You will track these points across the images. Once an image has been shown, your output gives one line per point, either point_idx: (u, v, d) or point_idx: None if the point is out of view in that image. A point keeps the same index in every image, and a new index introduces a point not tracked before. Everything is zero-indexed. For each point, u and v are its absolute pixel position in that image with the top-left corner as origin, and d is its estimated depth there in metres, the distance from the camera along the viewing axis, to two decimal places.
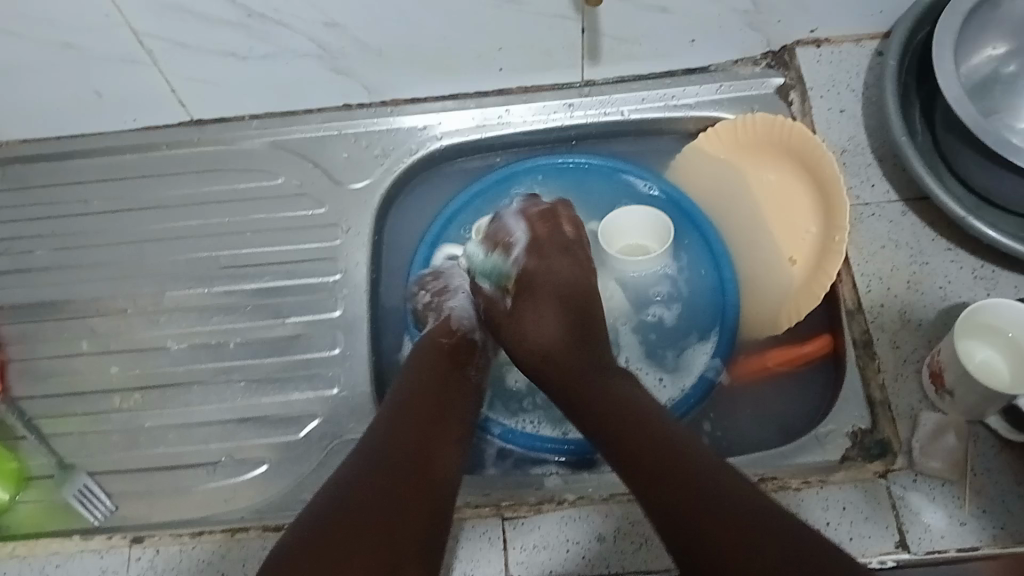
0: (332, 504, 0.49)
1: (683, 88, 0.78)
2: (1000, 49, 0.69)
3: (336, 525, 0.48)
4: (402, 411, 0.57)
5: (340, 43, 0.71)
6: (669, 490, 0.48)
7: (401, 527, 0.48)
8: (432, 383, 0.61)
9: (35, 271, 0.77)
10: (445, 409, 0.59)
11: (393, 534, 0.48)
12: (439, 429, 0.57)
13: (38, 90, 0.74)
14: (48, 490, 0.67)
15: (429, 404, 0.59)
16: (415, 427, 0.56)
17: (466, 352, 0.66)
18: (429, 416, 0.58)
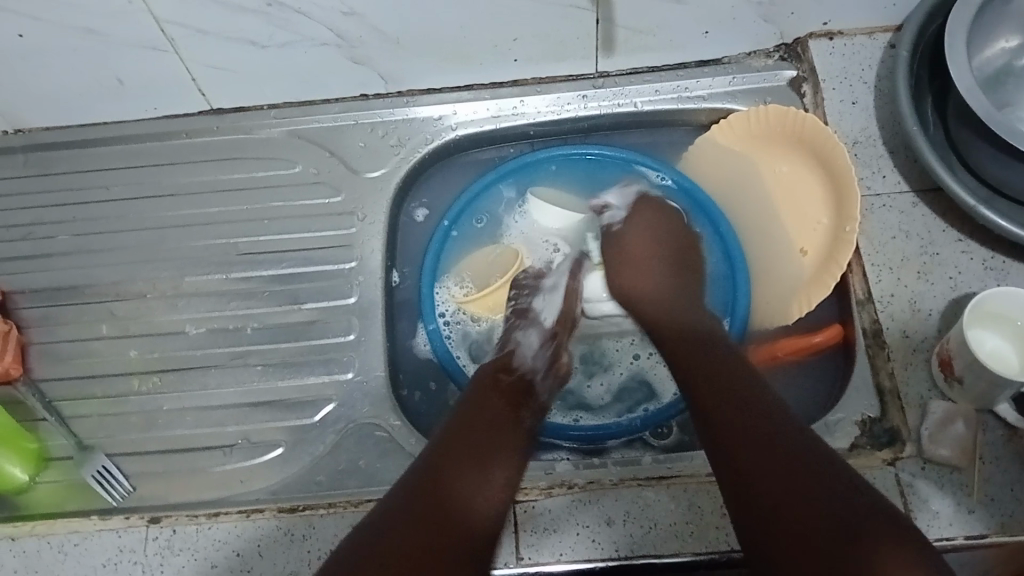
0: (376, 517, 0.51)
1: (696, 79, 0.78)
2: (1013, 42, 0.69)
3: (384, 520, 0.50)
4: (442, 438, 0.57)
5: (357, 32, 0.72)
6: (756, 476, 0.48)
7: (448, 540, 0.49)
8: (489, 398, 0.61)
9: (56, 256, 0.78)
10: (508, 423, 0.60)
11: (438, 526, 0.50)
12: (500, 443, 0.58)
13: (61, 74, 0.75)
14: (67, 470, 0.68)
15: (473, 435, 0.57)
16: (474, 439, 0.57)
17: (518, 391, 0.64)
18: (485, 428, 0.58)
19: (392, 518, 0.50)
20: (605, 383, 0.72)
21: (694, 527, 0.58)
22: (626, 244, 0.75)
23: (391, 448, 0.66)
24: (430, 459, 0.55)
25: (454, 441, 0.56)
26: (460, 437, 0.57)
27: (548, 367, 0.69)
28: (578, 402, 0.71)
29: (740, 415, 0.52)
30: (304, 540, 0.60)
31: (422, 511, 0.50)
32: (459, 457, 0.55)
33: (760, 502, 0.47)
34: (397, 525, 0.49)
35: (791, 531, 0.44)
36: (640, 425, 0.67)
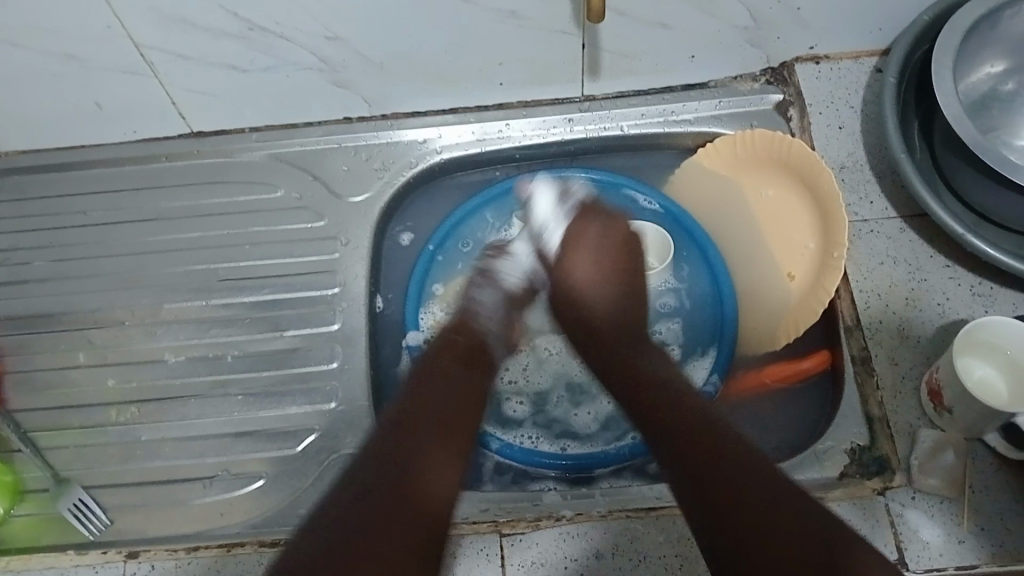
0: (344, 507, 0.51)
1: (682, 103, 0.78)
2: (997, 67, 0.69)
3: (349, 511, 0.51)
4: (400, 420, 0.56)
5: (340, 57, 0.71)
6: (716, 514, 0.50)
7: (416, 535, 0.51)
8: (445, 375, 0.60)
9: (32, 283, 0.76)
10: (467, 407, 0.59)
11: (409, 528, 0.51)
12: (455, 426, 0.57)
13: (36, 96, 0.73)
14: (43, 503, 0.67)
15: (433, 417, 0.57)
16: (431, 427, 0.56)
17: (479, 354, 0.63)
18: (440, 404, 0.57)
19: (356, 513, 0.50)
20: (592, 412, 0.71)
21: (684, 560, 0.57)
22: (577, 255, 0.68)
23: None
24: (380, 443, 0.54)
25: (403, 426, 0.56)
26: (410, 419, 0.56)
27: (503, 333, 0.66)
28: (565, 431, 0.70)
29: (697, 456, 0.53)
30: None
31: (400, 518, 0.51)
32: (415, 435, 0.55)
33: (736, 534, 0.48)
34: (363, 521, 0.50)
35: (756, 554, 0.47)
36: (628, 454, 0.66)
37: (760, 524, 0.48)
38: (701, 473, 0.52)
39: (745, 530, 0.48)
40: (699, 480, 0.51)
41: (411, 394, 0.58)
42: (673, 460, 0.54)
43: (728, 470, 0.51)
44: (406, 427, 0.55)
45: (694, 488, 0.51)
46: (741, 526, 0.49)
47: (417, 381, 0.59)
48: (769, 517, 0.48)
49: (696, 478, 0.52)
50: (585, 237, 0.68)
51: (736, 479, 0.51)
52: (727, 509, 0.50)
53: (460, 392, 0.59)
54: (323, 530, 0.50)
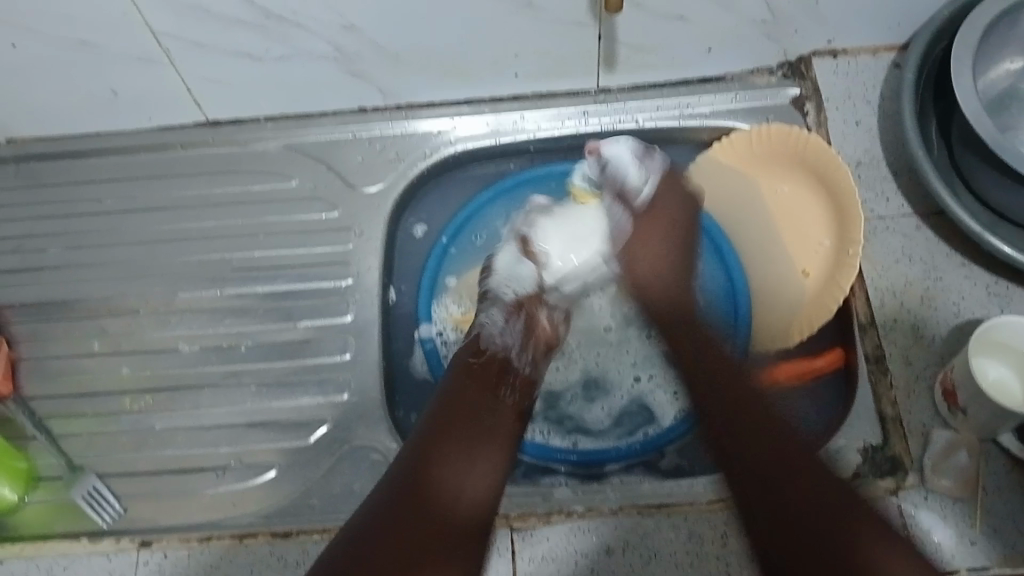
0: (377, 512, 0.52)
1: (698, 96, 0.78)
2: (1018, 64, 0.69)
3: (382, 516, 0.51)
4: (435, 428, 0.57)
5: (355, 47, 0.71)
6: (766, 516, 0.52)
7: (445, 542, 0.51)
8: (473, 385, 0.61)
9: (47, 270, 0.77)
10: (487, 406, 0.60)
11: (432, 532, 0.51)
12: (473, 425, 0.58)
13: (52, 84, 0.73)
14: (57, 490, 0.67)
15: (464, 428, 0.57)
16: (463, 439, 0.57)
17: (496, 372, 0.63)
18: (470, 417, 0.58)
19: (387, 518, 0.51)
20: (606, 407, 0.71)
21: (694, 557, 0.57)
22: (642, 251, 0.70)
23: None
24: (414, 452, 0.55)
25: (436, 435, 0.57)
26: (443, 429, 0.57)
27: (523, 341, 0.66)
28: (577, 426, 0.70)
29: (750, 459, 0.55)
30: (298, 567, 0.60)
31: (413, 523, 0.51)
32: (449, 446, 0.56)
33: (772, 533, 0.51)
34: (389, 524, 0.51)
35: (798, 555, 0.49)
36: (640, 449, 0.66)
37: (799, 522, 0.50)
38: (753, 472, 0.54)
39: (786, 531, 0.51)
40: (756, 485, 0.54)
41: (446, 404, 0.59)
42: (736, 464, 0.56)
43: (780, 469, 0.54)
44: (440, 437, 0.56)
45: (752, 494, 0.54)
46: (785, 523, 0.51)
47: (449, 392, 0.60)
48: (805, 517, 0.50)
49: (754, 478, 0.54)
50: (650, 237, 0.70)
51: (788, 473, 0.53)
52: (773, 511, 0.52)
53: (490, 409, 0.60)
54: (352, 532, 0.51)
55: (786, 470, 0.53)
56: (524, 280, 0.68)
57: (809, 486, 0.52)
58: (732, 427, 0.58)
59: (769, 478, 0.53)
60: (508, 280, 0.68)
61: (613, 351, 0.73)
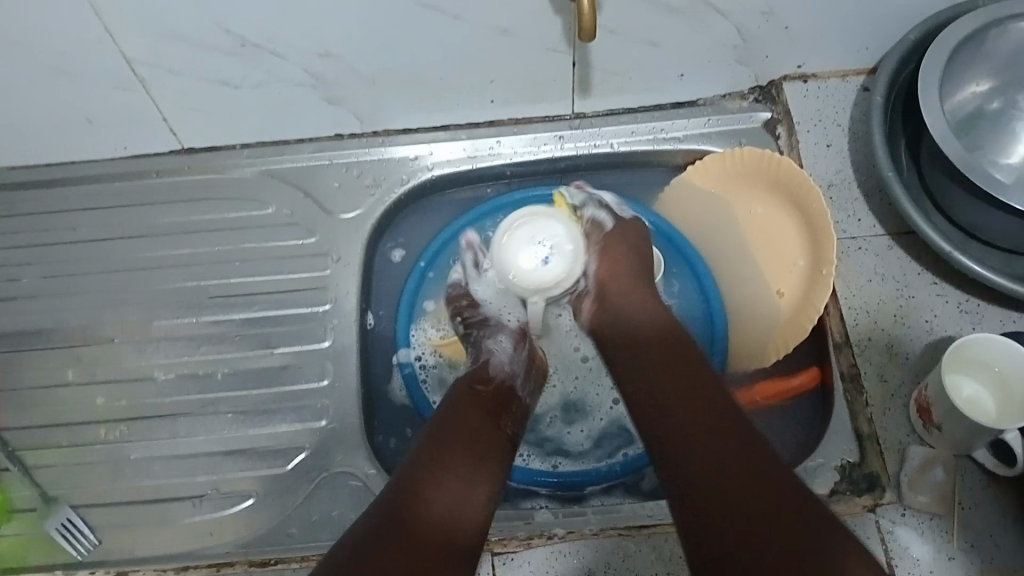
0: (374, 523, 0.50)
1: (672, 121, 0.79)
2: (983, 86, 0.70)
3: (375, 527, 0.49)
4: (432, 444, 0.56)
5: (332, 73, 0.71)
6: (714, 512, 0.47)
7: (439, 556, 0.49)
8: (473, 406, 0.60)
9: (21, 300, 0.76)
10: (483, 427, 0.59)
11: (427, 545, 0.49)
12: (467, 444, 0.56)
13: (26, 112, 0.73)
14: (31, 522, 0.66)
15: (465, 448, 0.56)
16: (463, 456, 0.55)
17: (501, 398, 0.62)
18: (469, 434, 0.57)
19: (380, 530, 0.49)
20: (585, 430, 0.71)
21: None
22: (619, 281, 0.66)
23: (366, 497, 0.65)
24: (412, 468, 0.54)
25: (433, 450, 0.55)
26: (441, 445, 0.56)
27: (526, 370, 0.66)
28: (557, 448, 0.70)
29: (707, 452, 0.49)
30: None
31: (407, 535, 0.49)
32: (449, 460, 0.54)
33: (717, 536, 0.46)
34: (383, 533, 0.49)
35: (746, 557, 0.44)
36: (620, 471, 0.66)
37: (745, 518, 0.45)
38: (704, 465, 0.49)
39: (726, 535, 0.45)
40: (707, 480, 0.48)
41: (445, 422, 0.58)
42: (681, 466, 0.50)
43: (734, 467, 0.48)
44: (434, 452, 0.55)
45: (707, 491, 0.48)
46: (731, 521, 0.46)
47: (445, 414, 0.59)
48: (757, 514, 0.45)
49: (702, 478, 0.48)
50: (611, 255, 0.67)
51: (739, 472, 0.47)
52: (724, 510, 0.46)
53: (492, 432, 0.58)
54: (344, 546, 0.49)
55: (733, 475, 0.47)
56: (513, 306, 0.72)
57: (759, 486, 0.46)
58: (673, 435, 0.52)
59: (718, 478, 0.48)
60: (503, 308, 0.72)
61: (592, 373, 0.73)
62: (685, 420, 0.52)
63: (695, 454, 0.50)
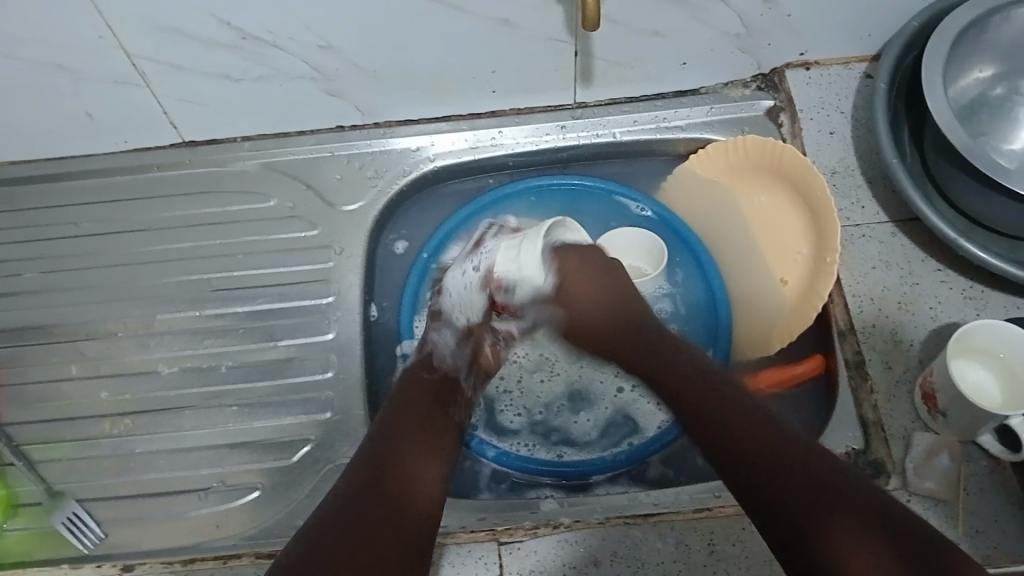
0: (329, 518, 0.50)
1: (674, 110, 0.78)
2: (986, 72, 0.70)
3: (337, 520, 0.50)
4: (382, 439, 0.56)
5: (334, 65, 0.71)
6: (773, 505, 0.48)
7: (395, 546, 0.49)
8: (417, 398, 0.61)
9: (23, 295, 0.76)
10: (437, 420, 0.60)
11: (383, 537, 0.49)
12: (422, 433, 0.58)
13: (27, 108, 0.73)
14: (37, 517, 0.66)
15: (410, 440, 0.57)
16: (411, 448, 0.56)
17: (450, 388, 0.63)
18: (415, 428, 0.58)
19: (339, 523, 0.49)
20: (591, 419, 0.71)
21: (681, 566, 0.57)
22: (568, 303, 0.67)
23: None
24: (369, 461, 0.54)
25: (387, 445, 0.56)
26: (391, 438, 0.57)
27: (470, 365, 0.67)
28: (563, 438, 0.70)
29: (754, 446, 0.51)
30: None
31: (362, 528, 0.49)
32: (399, 454, 0.55)
33: (787, 524, 0.47)
34: (341, 527, 0.49)
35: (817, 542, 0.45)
36: (625, 460, 0.66)
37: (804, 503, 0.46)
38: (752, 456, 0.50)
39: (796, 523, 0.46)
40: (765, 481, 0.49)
41: (395, 414, 0.59)
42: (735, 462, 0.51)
43: (783, 456, 0.49)
44: (388, 446, 0.56)
45: (762, 486, 0.49)
46: (795, 505, 0.47)
47: (396, 408, 0.60)
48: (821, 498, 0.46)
49: (757, 474, 0.49)
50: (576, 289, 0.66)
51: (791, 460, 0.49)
52: (786, 500, 0.47)
53: (436, 424, 0.59)
54: (305, 538, 0.49)
55: (788, 464, 0.49)
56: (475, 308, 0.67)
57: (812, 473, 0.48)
58: (723, 431, 0.53)
59: (774, 468, 0.49)
60: (461, 306, 0.68)
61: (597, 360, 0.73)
62: (728, 411, 0.54)
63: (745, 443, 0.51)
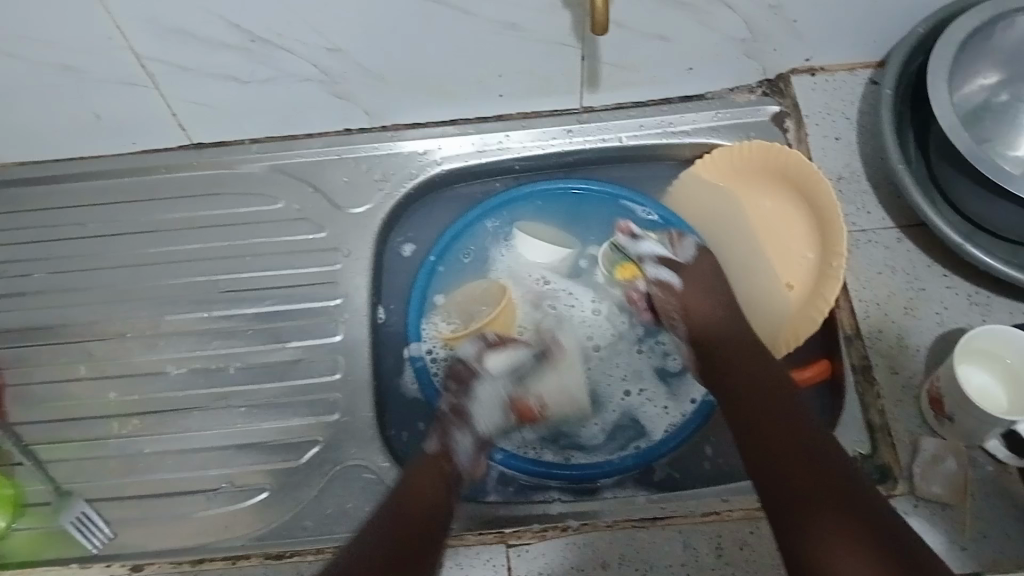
0: None
1: (680, 114, 0.79)
2: (990, 79, 0.70)
3: None
4: (385, 524, 0.54)
5: (342, 68, 0.72)
6: (794, 505, 0.49)
7: None
8: (423, 477, 0.59)
9: (31, 295, 0.76)
10: (436, 505, 0.57)
11: None
12: (423, 514, 0.56)
13: (37, 109, 0.73)
14: (44, 517, 0.66)
15: (412, 524, 0.55)
16: (411, 531, 0.54)
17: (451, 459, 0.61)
18: (417, 512, 0.56)
19: None
20: (598, 422, 0.72)
21: (689, 569, 0.57)
22: (687, 295, 0.71)
23: (379, 490, 0.65)
24: (371, 549, 0.52)
25: (391, 531, 0.54)
26: (393, 521, 0.55)
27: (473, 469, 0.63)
28: (570, 441, 0.71)
29: (792, 452, 0.52)
30: None
31: None
32: (401, 539, 0.53)
33: (804, 530, 0.47)
34: None
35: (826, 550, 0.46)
36: (632, 464, 0.66)
37: (826, 513, 0.48)
38: (783, 461, 0.52)
39: (809, 534, 0.47)
40: (791, 486, 0.50)
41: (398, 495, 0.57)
42: (763, 465, 0.53)
43: (812, 465, 0.51)
44: (390, 531, 0.54)
45: (788, 489, 0.50)
46: (814, 516, 0.48)
47: (400, 489, 0.58)
48: (844, 515, 0.47)
49: (787, 475, 0.51)
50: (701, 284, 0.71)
51: (822, 472, 0.50)
52: (808, 509, 0.48)
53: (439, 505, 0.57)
54: None
55: (820, 475, 0.50)
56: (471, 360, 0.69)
57: (836, 491, 0.49)
58: (763, 428, 0.55)
59: (803, 473, 0.51)
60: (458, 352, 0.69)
61: (604, 361, 0.74)
62: (770, 411, 0.56)
63: (777, 447, 0.53)
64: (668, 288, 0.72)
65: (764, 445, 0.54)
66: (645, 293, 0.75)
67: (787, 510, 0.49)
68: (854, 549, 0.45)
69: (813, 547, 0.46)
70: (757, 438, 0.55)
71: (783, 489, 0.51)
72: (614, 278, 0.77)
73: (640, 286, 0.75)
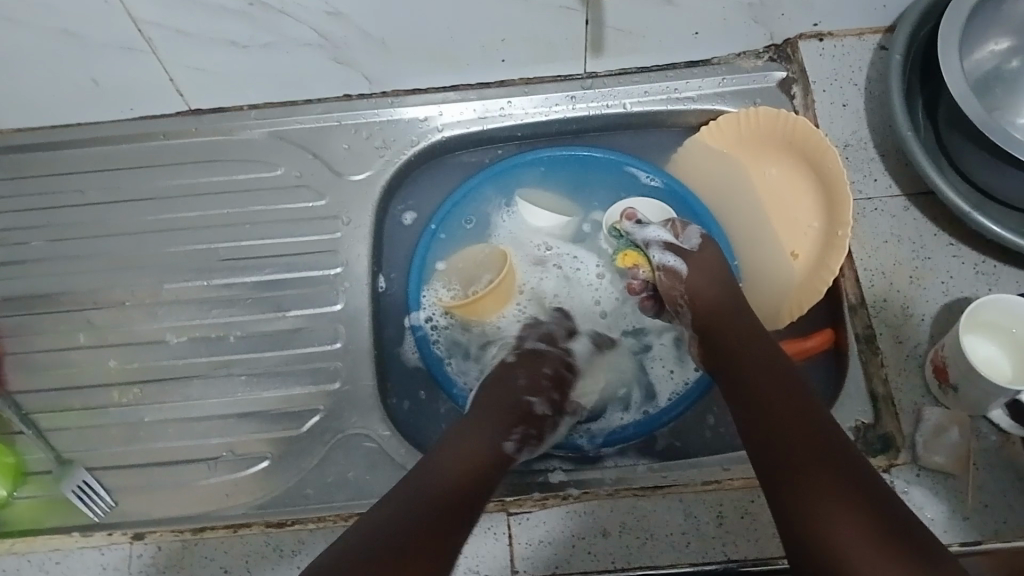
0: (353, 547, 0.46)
1: (685, 81, 0.78)
2: (1002, 45, 0.69)
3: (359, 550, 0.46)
4: (420, 472, 0.53)
5: (342, 33, 0.70)
6: (788, 478, 0.47)
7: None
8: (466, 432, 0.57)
9: (30, 263, 0.76)
10: (478, 459, 0.55)
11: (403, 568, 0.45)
12: (462, 466, 0.54)
13: (34, 74, 0.72)
14: (47, 485, 0.67)
15: (451, 473, 0.53)
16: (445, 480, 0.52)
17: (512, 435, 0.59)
18: (455, 462, 0.54)
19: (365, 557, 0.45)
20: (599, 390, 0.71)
21: (690, 537, 0.57)
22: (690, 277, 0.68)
23: (381, 459, 0.65)
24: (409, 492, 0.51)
25: (427, 478, 0.52)
26: (429, 469, 0.53)
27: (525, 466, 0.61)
28: None
29: (790, 423, 0.50)
30: (294, 556, 0.59)
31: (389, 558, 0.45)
32: (438, 487, 0.51)
33: (799, 505, 0.46)
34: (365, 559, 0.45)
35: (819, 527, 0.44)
36: (635, 433, 0.66)
37: (821, 487, 0.46)
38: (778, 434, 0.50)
39: (805, 509, 0.45)
40: (787, 458, 0.48)
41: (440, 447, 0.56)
42: (761, 439, 0.51)
43: (811, 438, 0.49)
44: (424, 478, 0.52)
45: (784, 462, 0.48)
46: (810, 491, 0.46)
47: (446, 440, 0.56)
48: (844, 490, 0.45)
49: (784, 448, 0.49)
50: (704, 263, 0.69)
51: (820, 445, 0.48)
52: (803, 483, 0.46)
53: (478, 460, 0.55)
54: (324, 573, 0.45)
55: (818, 449, 0.48)
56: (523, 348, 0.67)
57: (834, 465, 0.47)
58: (765, 403, 0.53)
59: (801, 446, 0.48)
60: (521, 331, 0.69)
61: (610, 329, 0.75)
62: (773, 387, 0.54)
63: (776, 418, 0.51)
64: (670, 275, 0.69)
65: (765, 416, 0.52)
66: (646, 282, 0.73)
67: (781, 485, 0.47)
68: (851, 526, 0.43)
69: (811, 524, 0.44)
70: (750, 419, 0.53)
71: (778, 463, 0.49)
72: (618, 265, 0.74)
73: (642, 275, 0.73)
